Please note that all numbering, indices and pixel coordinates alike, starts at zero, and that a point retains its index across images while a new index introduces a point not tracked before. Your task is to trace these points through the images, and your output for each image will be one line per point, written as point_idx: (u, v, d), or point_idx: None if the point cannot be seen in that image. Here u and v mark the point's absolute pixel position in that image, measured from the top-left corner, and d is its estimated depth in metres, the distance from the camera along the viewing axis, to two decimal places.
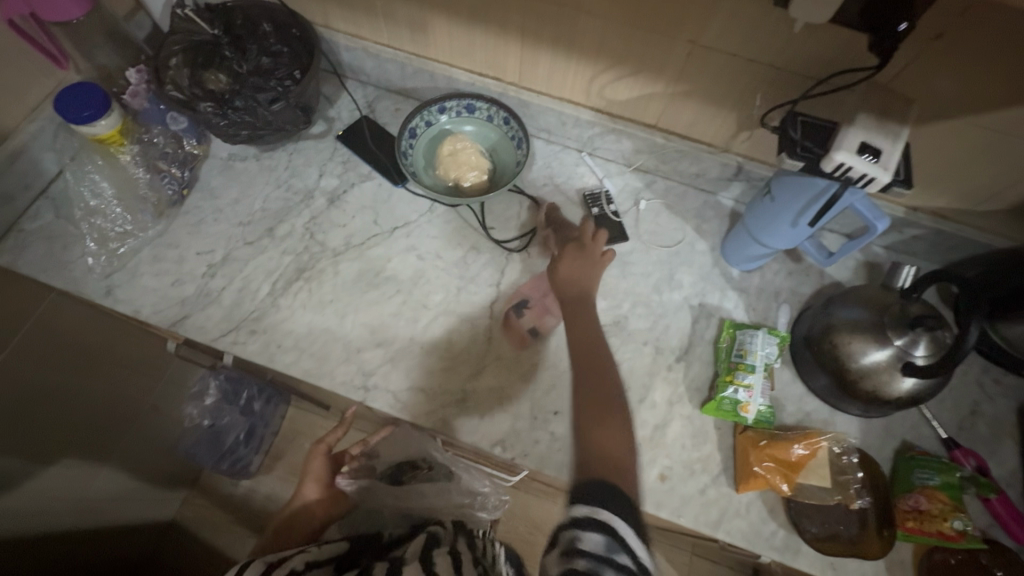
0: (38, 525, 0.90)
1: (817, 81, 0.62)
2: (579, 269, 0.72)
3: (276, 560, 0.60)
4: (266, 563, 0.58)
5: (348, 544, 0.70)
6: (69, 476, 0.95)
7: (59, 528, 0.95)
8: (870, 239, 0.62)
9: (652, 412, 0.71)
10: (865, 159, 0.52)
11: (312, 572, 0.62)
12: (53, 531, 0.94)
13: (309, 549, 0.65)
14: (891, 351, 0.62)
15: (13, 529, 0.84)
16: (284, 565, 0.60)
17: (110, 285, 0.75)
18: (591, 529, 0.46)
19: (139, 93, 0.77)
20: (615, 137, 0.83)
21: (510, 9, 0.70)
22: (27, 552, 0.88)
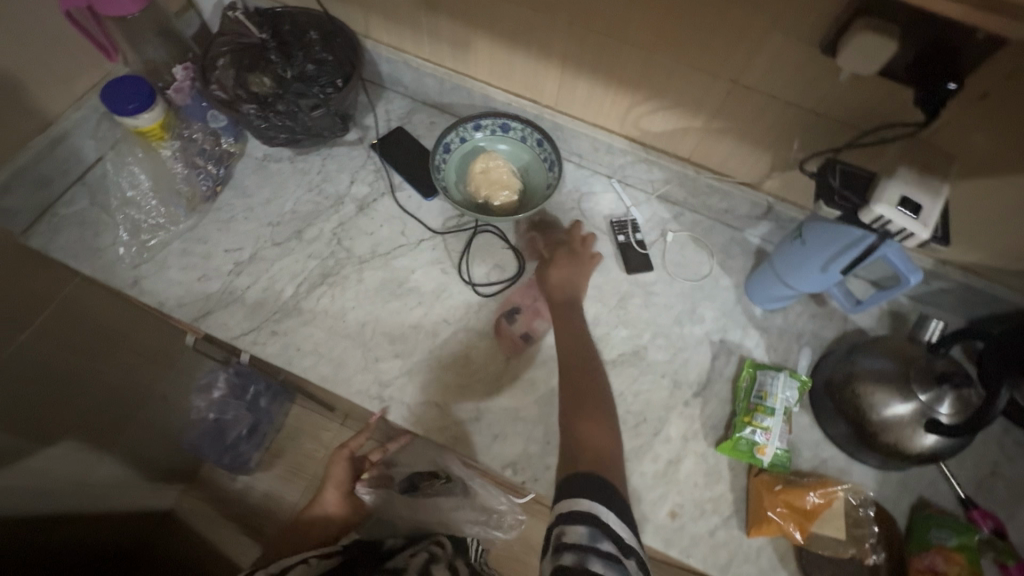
0: (40, 502, 0.90)
1: (862, 132, 0.62)
2: (574, 273, 0.78)
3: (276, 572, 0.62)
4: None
5: (346, 553, 0.71)
6: (69, 455, 0.97)
7: (60, 508, 0.96)
8: (902, 291, 0.60)
9: (666, 447, 0.70)
10: (904, 213, 0.52)
11: None
12: (54, 510, 0.95)
13: (310, 561, 0.66)
14: (914, 406, 0.62)
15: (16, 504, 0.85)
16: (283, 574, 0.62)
17: (137, 276, 0.76)
18: (575, 523, 0.51)
19: (184, 89, 0.79)
20: (646, 166, 0.83)
21: (555, 36, 0.71)
22: (26, 527, 0.89)
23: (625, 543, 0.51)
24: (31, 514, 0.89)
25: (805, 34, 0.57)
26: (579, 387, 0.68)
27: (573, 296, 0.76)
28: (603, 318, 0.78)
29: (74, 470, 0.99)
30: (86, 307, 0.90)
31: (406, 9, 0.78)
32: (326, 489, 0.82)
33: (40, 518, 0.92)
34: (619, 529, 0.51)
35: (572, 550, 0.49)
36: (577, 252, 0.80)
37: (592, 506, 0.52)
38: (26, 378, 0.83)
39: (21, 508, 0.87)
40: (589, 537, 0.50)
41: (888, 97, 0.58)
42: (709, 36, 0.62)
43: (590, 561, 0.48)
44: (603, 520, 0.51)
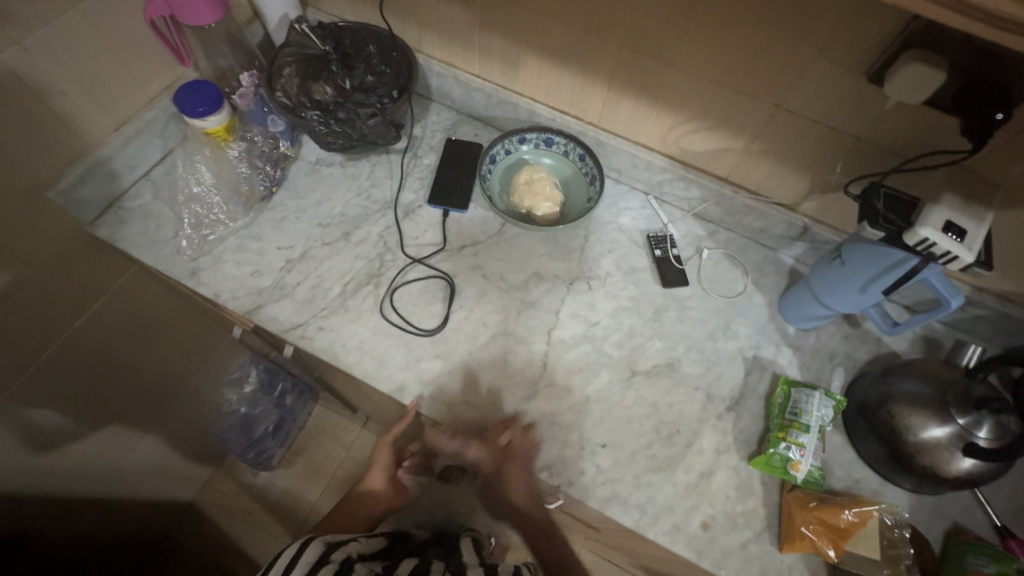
0: (45, 484, 0.92)
1: (905, 158, 0.64)
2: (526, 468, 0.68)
3: (333, 543, 0.66)
4: (327, 544, 0.65)
5: (387, 540, 0.76)
6: (100, 440, 1.00)
7: (72, 492, 0.98)
8: (941, 315, 0.61)
9: (699, 458, 0.71)
10: (949, 236, 0.53)
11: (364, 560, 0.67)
12: (63, 493, 0.96)
13: (360, 541, 0.71)
14: (952, 430, 0.62)
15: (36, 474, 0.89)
16: (340, 549, 0.66)
17: (195, 268, 0.80)
18: None
19: (248, 95, 0.84)
20: (684, 184, 0.85)
21: (603, 56, 0.75)
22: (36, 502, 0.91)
23: None
24: (31, 496, 0.90)
25: (850, 62, 0.59)
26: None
27: (574, 370, 0.75)
28: (638, 330, 0.79)
29: (100, 456, 1.01)
30: (135, 299, 0.93)
31: (460, 26, 0.82)
32: (373, 471, 0.87)
33: (45, 501, 0.93)
34: None
35: None
36: (522, 449, 0.69)
37: None
38: (75, 365, 0.87)
39: (35, 482, 0.89)
40: None
41: (932, 126, 0.60)
42: (754, 61, 0.65)
43: None
44: None
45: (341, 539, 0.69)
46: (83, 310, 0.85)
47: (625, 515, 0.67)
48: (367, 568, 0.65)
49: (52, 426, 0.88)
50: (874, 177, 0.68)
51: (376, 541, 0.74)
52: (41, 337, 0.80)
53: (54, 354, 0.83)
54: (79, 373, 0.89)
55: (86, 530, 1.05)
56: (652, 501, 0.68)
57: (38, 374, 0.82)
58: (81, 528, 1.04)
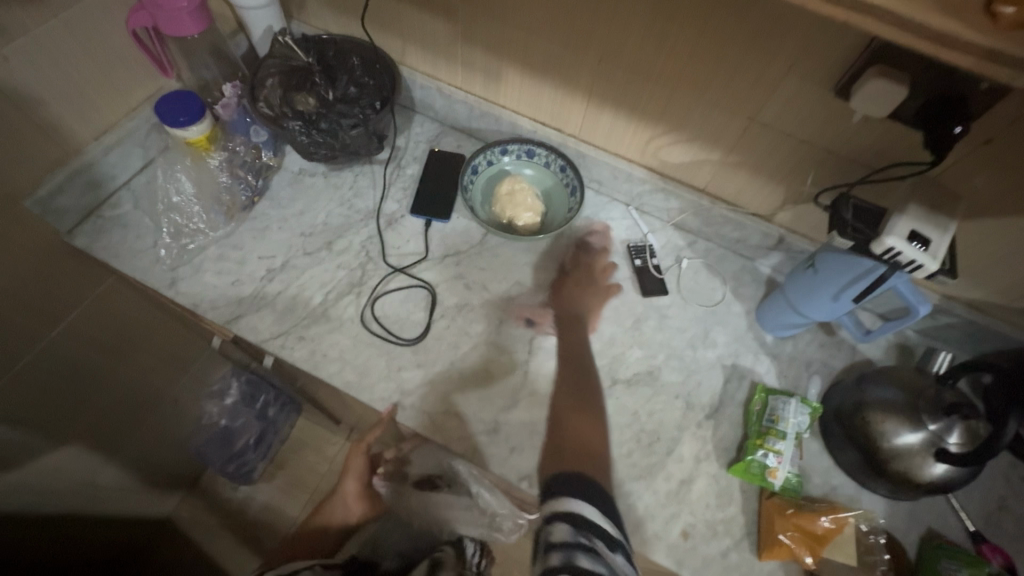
0: (13, 499, 0.89)
1: (872, 170, 0.66)
2: (586, 295, 0.82)
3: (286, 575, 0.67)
4: None
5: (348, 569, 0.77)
6: (70, 455, 0.97)
7: (33, 512, 0.94)
8: (911, 322, 0.63)
9: (679, 466, 0.72)
10: (914, 245, 0.54)
11: None
12: (24, 512, 0.92)
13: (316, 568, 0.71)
14: (924, 435, 0.63)
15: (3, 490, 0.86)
16: None
17: (174, 277, 0.79)
18: (560, 522, 0.58)
19: (230, 105, 0.83)
20: (664, 196, 0.87)
21: (582, 69, 0.76)
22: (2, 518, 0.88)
23: (604, 532, 0.58)
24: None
25: (820, 77, 0.61)
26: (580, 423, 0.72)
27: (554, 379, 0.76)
28: (618, 339, 0.80)
29: (65, 473, 0.98)
30: (113, 309, 0.92)
31: (443, 39, 0.83)
32: (347, 480, 0.93)
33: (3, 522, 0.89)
34: (601, 521, 0.59)
35: (557, 546, 0.56)
36: (595, 281, 0.84)
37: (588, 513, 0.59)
38: (48, 377, 0.86)
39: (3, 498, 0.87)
40: (573, 534, 0.57)
41: (898, 139, 0.62)
42: (728, 75, 0.66)
43: (577, 557, 0.55)
44: (584, 516, 0.59)
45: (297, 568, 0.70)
46: (58, 320, 0.84)
47: None
48: None
49: (17, 441, 0.85)
50: (846, 188, 0.69)
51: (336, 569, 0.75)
52: (14, 348, 0.79)
53: (26, 366, 0.82)
54: (52, 386, 0.87)
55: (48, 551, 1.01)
56: (632, 510, 0.68)
57: (10, 386, 0.80)
58: (48, 546, 1.00)
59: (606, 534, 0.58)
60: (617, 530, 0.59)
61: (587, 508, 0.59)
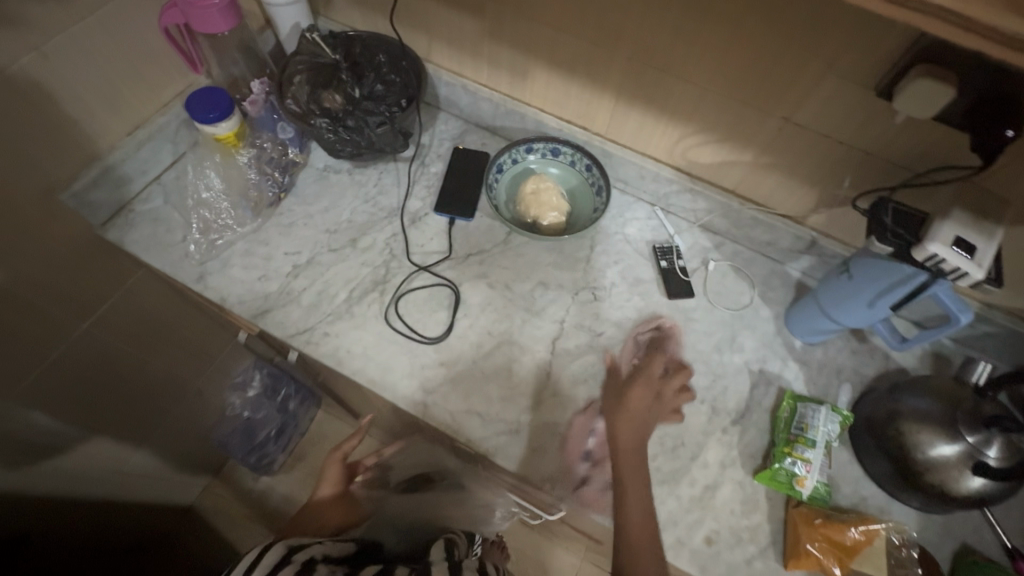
0: (46, 484, 0.93)
1: (915, 174, 0.64)
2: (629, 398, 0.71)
3: (296, 545, 0.65)
4: (288, 547, 0.63)
5: (353, 547, 0.74)
6: (104, 443, 1.02)
7: (60, 494, 0.97)
8: (951, 330, 0.60)
9: (704, 472, 0.70)
10: (959, 253, 0.52)
11: (329, 563, 0.66)
12: (43, 496, 0.93)
13: (326, 543, 0.69)
14: (962, 447, 0.61)
15: (38, 473, 0.90)
16: (304, 550, 0.65)
17: (203, 272, 0.80)
18: None
19: (259, 102, 0.84)
20: (691, 196, 0.85)
21: (612, 67, 0.75)
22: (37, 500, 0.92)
23: None
24: (7, 501, 0.86)
25: (860, 77, 0.59)
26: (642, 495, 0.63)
27: (578, 381, 0.75)
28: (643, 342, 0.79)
29: (87, 457, 1.00)
30: (143, 301, 0.94)
31: (470, 36, 0.83)
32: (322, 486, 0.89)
33: (24, 503, 0.90)
34: None
35: None
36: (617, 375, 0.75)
37: None
38: (79, 364, 0.88)
39: (37, 481, 0.91)
40: None
41: (942, 142, 0.59)
42: (766, 75, 0.65)
43: None
44: None
45: (305, 540, 0.68)
46: (91, 311, 0.86)
47: None
48: (331, 570, 0.64)
49: (45, 424, 0.87)
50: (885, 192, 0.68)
51: (343, 548, 0.73)
52: (46, 336, 0.80)
53: (61, 354, 0.84)
54: (83, 374, 0.90)
55: (77, 534, 1.05)
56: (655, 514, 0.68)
57: (44, 372, 0.83)
58: (77, 527, 1.04)
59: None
60: None
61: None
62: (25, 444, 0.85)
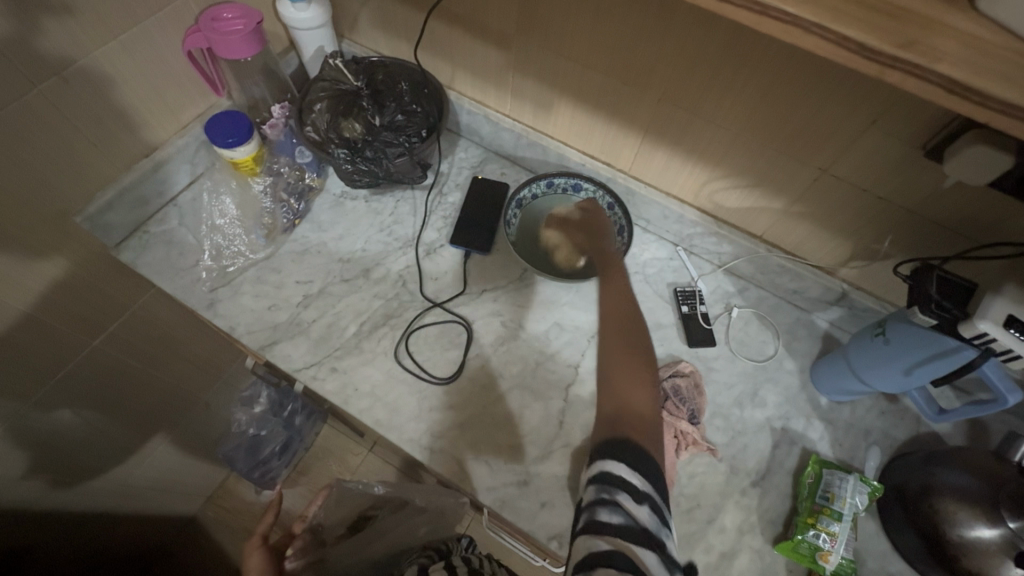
0: (46, 498, 0.93)
1: (973, 244, 0.60)
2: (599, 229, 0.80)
3: None
4: None
5: None
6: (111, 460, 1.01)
7: (61, 506, 0.96)
8: (998, 410, 0.56)
9: (720, 537, 0.67)
10: (1012, 334, 0.48)
11: None
12: (45, 506, 0.94)
13: None
14: (1003, 532, 0.56)
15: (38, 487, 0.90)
16: None
17: (213, 299, 0.79)
18: (601, 505, 0.48)
19: (278, 126, 0.82)
20: (716, 239, 0.82)
21: (641, 107, 0.72)
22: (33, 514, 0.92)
23: (639, 517, 0.48)
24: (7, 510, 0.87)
25: (905, 135, 0.56)
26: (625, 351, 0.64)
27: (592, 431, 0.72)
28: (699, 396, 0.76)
29: (93, 472, 0.99)
30: (153, 319, 0.93)
31: (495, 67, 0.81)
32: None
33: (26, 512, 0.91)
34: (636, 475, 0.50)
35: (602, 511, 0.48)
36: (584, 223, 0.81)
37: (602, 464, 0.51)
38: (88, 383, 0.87)
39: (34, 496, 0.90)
40: (599, 493, 0.49)
41: (996, 207, 0.55)
42: (803, 126, 0.62)
43: (599, 513, 0.48)
44: (618, 473, 0.50)
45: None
46: (102, 331, 0.85)
47: None
48: None
49: (52, 439, 0.87)
50: (936, 260, 0.63)
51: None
52: (56, 357, 0.80)
53: (68, 374, 0.83)
54: (93, 391, 0.89)
55: (76, 546, 1.05)
56: None
57: (54, 390, 0.82)
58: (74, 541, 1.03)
59: (634, 488, 0.49)
60: (651, 510, 0.49)
61: (622, 468, 0.50)
62: (31, 458, 0.85)
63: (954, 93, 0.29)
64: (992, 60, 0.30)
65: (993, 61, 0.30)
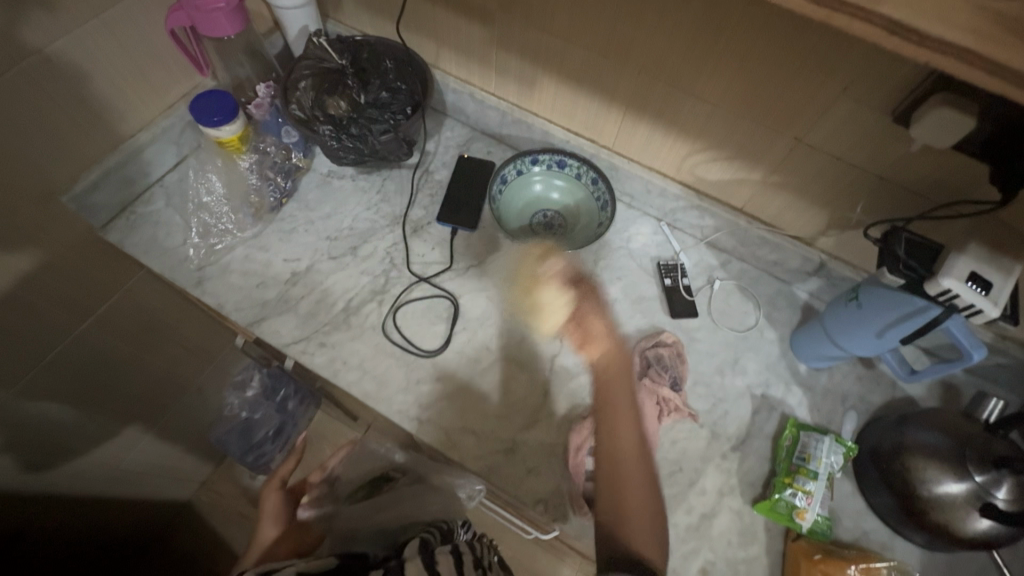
0: (39, 480, 0.93)
1: (935, 204, 0.62)
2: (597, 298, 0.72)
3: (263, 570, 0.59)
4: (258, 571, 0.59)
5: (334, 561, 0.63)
6: (103, 444, 1.02)
7: (54, 488, 0.97)
8: (963, 366, 0.58)
9: (701, 499, 0.69)
10: (973, 289, 0.50)
11: None
12: (40, 490, 0.95)
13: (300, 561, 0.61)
14: (970, 486, 0.59)
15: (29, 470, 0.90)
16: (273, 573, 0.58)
17: (201, 277, 0.80)
18: None
19: (264, 105, 0.84)
20: (698, 213, 0.83)
21: (623, 80, 0.73)
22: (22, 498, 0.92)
23: None
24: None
25: (876, 101, 0.57)
26: (623, 461, 0.64)
27: (577, 400, 0.74)
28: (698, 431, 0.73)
29: (89, 457, 1.01)
30: (142, 301, 0.94)
31: (478, 44, 0.81)
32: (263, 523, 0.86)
33: (21, 497, 0.92)
34: None
35: None
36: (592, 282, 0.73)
37: None
38: (77, 365, 0.88)
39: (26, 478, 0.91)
40: None
41: (960, 170, 0.57)
42: (776, 96, 0.63)
43: None
44: None
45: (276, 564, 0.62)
46: (91, 312, 0.86)
47: None
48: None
49: (44, 425, 0.88)
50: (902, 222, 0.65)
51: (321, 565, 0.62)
52: (46, 337, 0.81)
53: (58, 355, 0.84)
54: (84, 375, 0.90)
55: (69, 528, 1.06)
56: None
57: (42, 374, 0.83)
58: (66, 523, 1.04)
59: None
60: None
61: None
62: (24, 441, 0.86)
63: (897, 35, 0.31)
64: (937, 6, 0.31)
65: (933, 3, 0.31)
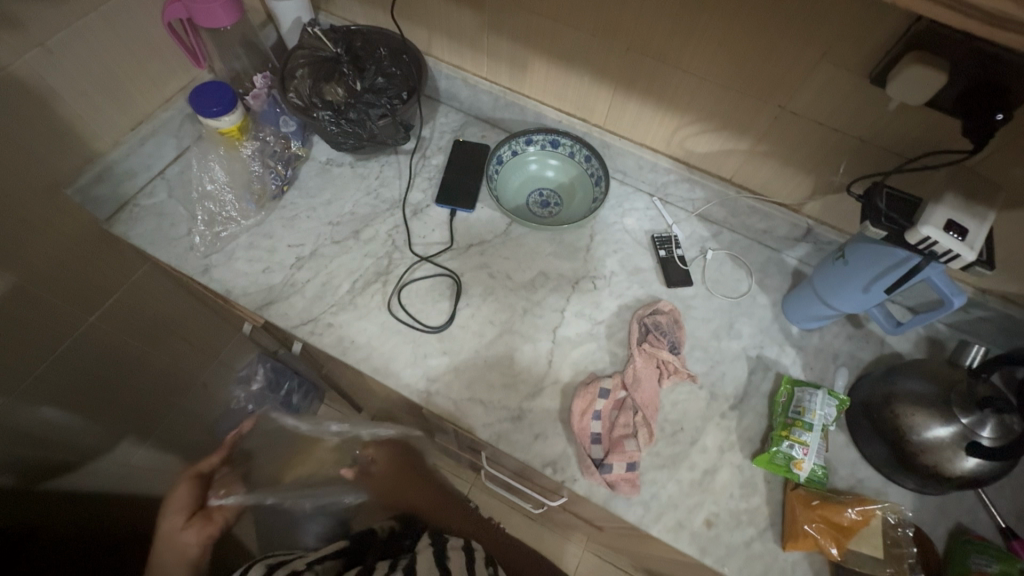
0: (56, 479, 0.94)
1: (909, 159, 0.65)
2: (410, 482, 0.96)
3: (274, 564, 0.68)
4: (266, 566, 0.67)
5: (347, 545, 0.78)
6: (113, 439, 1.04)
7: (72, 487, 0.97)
8: (944, 314, 0.61)
9: (703, 456, 0.72)
10: (951, 236, 0.53)
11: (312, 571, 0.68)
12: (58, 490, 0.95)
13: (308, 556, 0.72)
14: (956, 429, 0.62)
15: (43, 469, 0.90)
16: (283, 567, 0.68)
17: (207, 264, 0.81)
18: None
19: (261, 96, 0.86)
20: (689, 185, 0.86)
21: (612, 57, 0.75)
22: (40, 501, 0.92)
23: None
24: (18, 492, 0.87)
25: (853, 64, 0.60)
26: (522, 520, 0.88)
27: (580, 368, 0.76)
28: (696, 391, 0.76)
29: (99, 453, 1.01)
30: (148, 295, 0.95)
31: (469, 29, 0.83)
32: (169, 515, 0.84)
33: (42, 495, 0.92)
34: None
35: None
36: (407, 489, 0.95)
37: None
38: (86, 359, 0.89)
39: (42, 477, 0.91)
40: None
41: (934, 126, 0.61)
42: (759, 65, 0.66)
43: None
44: None
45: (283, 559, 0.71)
46: (97, 305, 0.87)
47: (630, 511, 0.67)
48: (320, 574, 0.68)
49: (56, 420, 0.89)
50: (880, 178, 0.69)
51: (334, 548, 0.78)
52: (56, 330, 0.82)
53: (67, 349, 0.85)
54: (91, 370, 0.91)
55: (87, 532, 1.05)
56: (656, 498, 0.68)
57: (51, 368, 0.84)
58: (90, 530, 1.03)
59: None
60: None
61: None
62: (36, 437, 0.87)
63: None
64: None
65: None
